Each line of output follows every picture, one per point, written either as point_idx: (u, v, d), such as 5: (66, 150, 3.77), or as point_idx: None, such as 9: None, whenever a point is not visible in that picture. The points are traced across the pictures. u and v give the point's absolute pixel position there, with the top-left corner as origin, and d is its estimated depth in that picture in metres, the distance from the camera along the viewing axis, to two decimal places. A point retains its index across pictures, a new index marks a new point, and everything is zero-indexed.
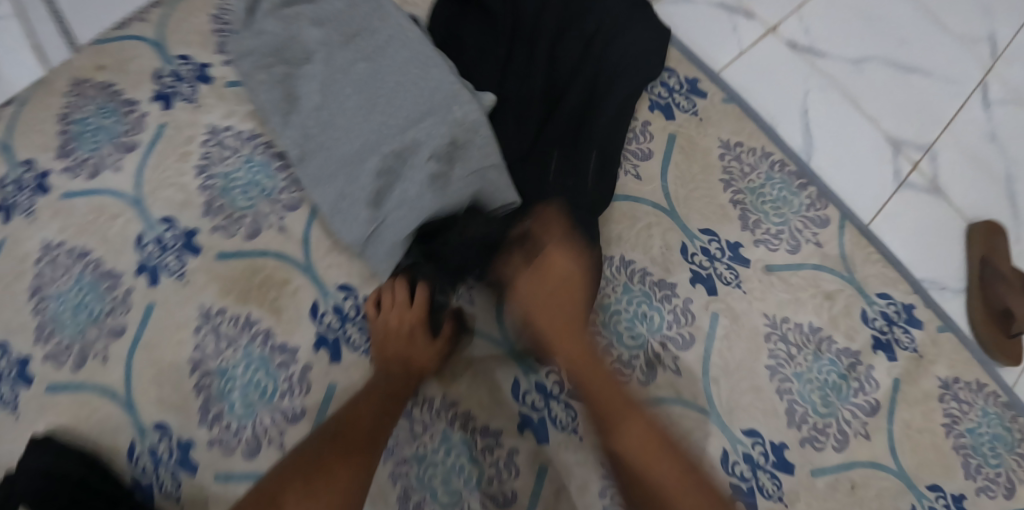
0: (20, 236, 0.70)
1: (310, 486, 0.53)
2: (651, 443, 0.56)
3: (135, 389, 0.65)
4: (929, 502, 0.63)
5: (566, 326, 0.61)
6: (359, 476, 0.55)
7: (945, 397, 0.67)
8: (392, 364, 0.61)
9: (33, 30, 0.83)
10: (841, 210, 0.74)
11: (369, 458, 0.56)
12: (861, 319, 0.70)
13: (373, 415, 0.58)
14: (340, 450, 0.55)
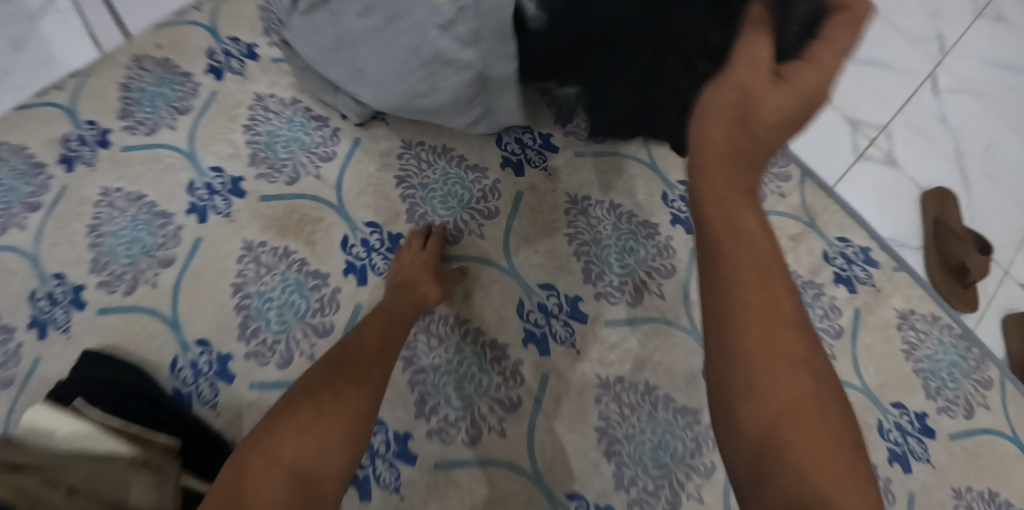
0: (82, 183, 0.79)
1: (315, 401, 0.58)
2: (777, 353, 0.48)
3: (180, 310, 0.72)
4: (894, 417, 0.71)
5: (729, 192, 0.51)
6: (363, 397, 0.59)
7: (903, 326, 0.74)
8: (405, 298, 0.67)
9: (88, 21, 0.94)
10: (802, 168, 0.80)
11: (373, 379, 0.61)
12: (823, 257, 0.76)
13: (379, 342, 0.63)
14: (347, 372, 0.60)
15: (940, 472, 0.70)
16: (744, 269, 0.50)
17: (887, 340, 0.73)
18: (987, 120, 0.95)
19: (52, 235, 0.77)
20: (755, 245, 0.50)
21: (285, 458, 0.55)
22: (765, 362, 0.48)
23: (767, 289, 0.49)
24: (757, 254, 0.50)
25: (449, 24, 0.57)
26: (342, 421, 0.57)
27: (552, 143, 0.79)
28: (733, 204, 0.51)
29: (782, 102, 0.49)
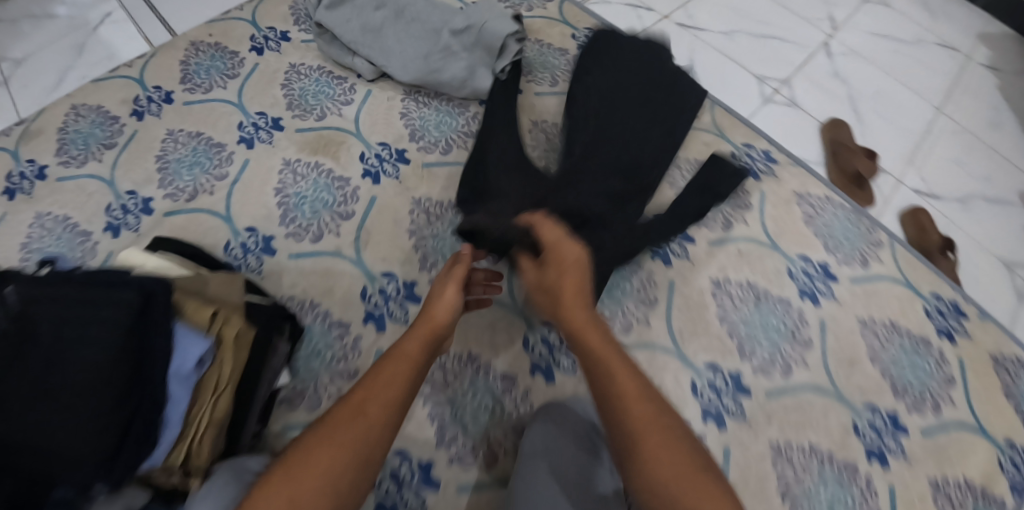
0: (151, 128, 1.00)
1: (295, 453, 0.55)
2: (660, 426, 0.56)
3: (232, 209, 0.91)
4: (799, 264, 0.89)
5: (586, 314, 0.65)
6: (359, 447, 0.57)
7: (802, 201, 0.94)
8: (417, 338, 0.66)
9: (143, 30, 1.23)
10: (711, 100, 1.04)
11: (367, 416, 0.59)
12: (732, 158, 0.97)
13: (386, 388, 0.61)
14: (342, 419, 0.58)
15: (845, 306, 0.87)
16: (619, 383, 0.59)
17: (790, 211, 0.93)
18: (875, 75, 1.17)
19: (126, 165, 0.97)
20: (606, 353, 0.62)
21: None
22: (659, 451, 0.55)
23: (631, 388, 0.59)
24: (614, 357, 0.61)
25: (457, 23, 0.99)
26: (326, 476, 0.54)
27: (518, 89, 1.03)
28: (595, 335, 0.63)
29: (569, 268, 0.68)
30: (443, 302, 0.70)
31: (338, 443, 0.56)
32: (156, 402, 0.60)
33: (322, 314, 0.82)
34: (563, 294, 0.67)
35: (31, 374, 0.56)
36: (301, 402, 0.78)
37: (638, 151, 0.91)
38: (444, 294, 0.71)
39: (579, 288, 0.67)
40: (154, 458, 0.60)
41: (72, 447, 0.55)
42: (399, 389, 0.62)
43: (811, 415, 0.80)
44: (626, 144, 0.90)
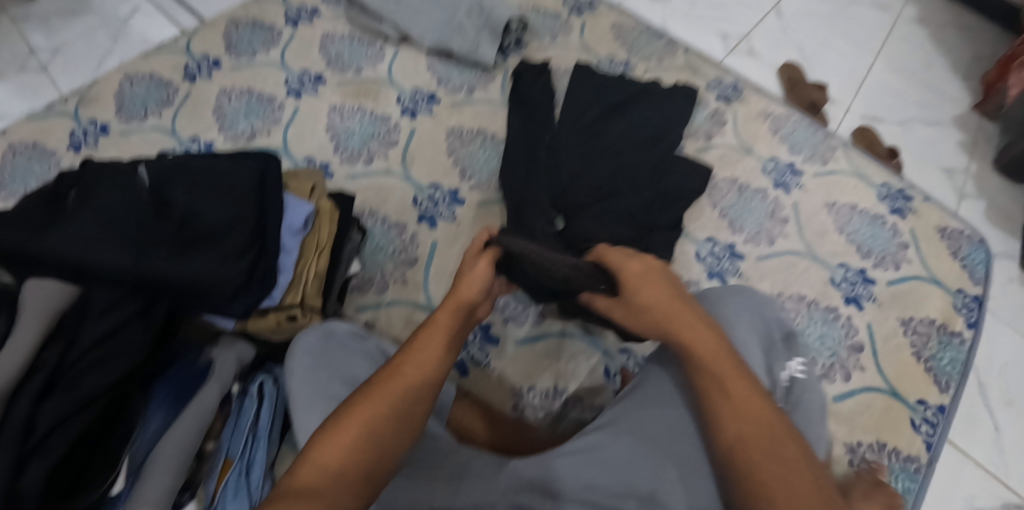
0: (204, 87, 1.12)
1: (342, 407, 0.59)
2: (751, 424, 0.60)
3: (290, 144, 1.06)
4: (771, 162, 1.07)
5: (666, 311, 0.68)
6: (394, 408, 0.60)
7: (767, 115, 1.12)
8: (444, 313, 0.67)
9: (174, 18, 1.35)
10: (684, 46, 1.21)
11: (404, 382, 0.61)
12: (707, 88, 1.15)
13: (423, 353, 0.64)
14: (387, 389, 0.60)
15: (811, 193, 1.04)
16: (723, 371, 0.63)
17: (759, 125, 1.11)
18: (823, 31, 1.38)
19: (186, 118, 1.09)
20: (700, 345, 0.65)
21: (326, 466, 0.55)
22: (749, 437, 0.60)
23: (729, 376, 0.63)
24: (712, 354, 0.64)
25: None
26: (366, 429, 0.58)
27: (523, 43, 1.20)
28: (689, 329, 0.66)
29: (637, 280, 0.71)
30: (467, 286, 0.69)
31: (384, 410, 0.59)
32: (272, 251, 0.82)
33: (381, 219, 1.02)
34: (654, 309, 0.69)
35: (176, 220, 0.77)
36: (369, 287, 0.98)
37: (639, 160, 1.01)
38: (484, 273, 0.70)
39: (657, 300, 0.69)
40: (273, 296, 0.83)
41: (214, 270, 0.76)
42: (435, 357, 0.64)
43: (795, 273, 0.97)
44: (639, 160, 1.01)
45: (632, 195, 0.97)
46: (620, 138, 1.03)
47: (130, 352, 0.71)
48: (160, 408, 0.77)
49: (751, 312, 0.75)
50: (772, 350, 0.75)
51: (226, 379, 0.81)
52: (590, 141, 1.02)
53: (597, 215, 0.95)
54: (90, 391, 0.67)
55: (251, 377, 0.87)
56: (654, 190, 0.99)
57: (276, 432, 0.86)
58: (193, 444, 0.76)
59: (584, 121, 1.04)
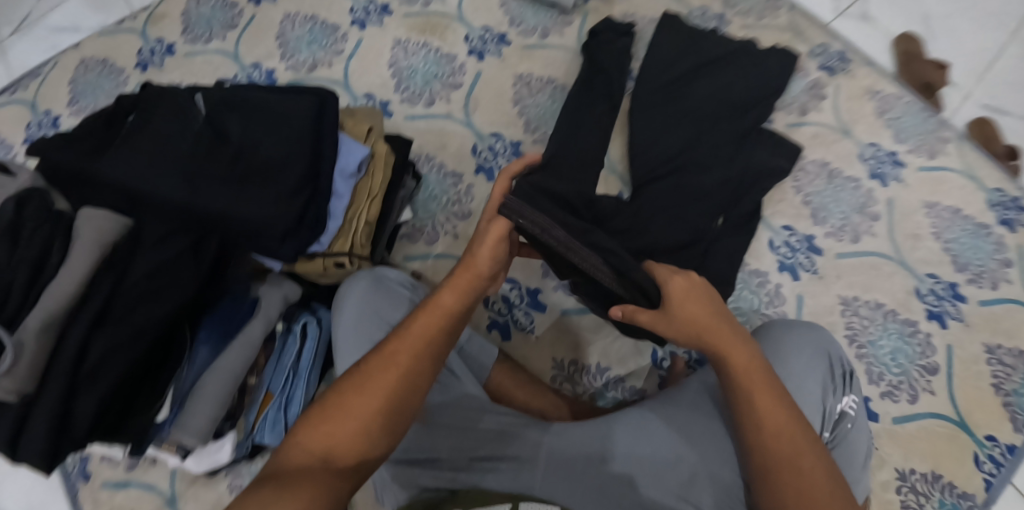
0: (267, 9, 1.07)
1: (335, 392, 0.61)
2: (784, 433, 0.62)
3: (351, 78, 1.02)
4: (870, 150, 0.96)
5: (709, 326, 0.66)
6: (387, 397, 0.60)
7: (876, 93, 0.99)
8: (447, 296, 0.65)
9: None
10: (790, 3, 1.07)
11: (398, 370, 0.61)
12: (809, 55, 1.02)
13: (416, 339, 0.63)
14: (374, 375, 0.60)
15: (911, 189, 0.93)
16: (751, 384, 0.64)
17: (862, 104, 0.98)
18: None
19: (249, 42, 1.05)
20: (737, 358, 0.65)
21: (313, 449, 0.57)
22: (773, 447, 0.62)
23: (758, 388, 0.64)
24: (750, 366, 0.65)
25: None
26: (358, 417, 0.59)
27: None
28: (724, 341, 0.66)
29: (684, 297, 0.68)
30: (473, 270, 0.66)
31: (369, 397, 0.60)
32: (324, 194, 0.79)
33: (438, 165, 0.98)
34: (698, 324, 0.66)
35: (227, 158, 0.75)
36: (420, 237, 0.96)
37: (717, 139, 0.92)
38: (490, 256, 0.66)
39: (699, 314, 0.67)
40: (322, 242, 0.81)
41: (264, 212, 0.73)
42: (426, 343, 0.63)
43: (875, 277, 0.90)
44: (718, 139, 0.92)
45: (704, 178, 0.90)
46: (701, 110, 0.94)
47: (181, 287, 0.69)
48: (207, 342, 0.77)
49: (816, 350, 0.75)
50: (835, 388, 0.74)
51: (271, 318, 0.82)
52: (666, 116, 0.96)
53: (661, 192, 0.91)
54: (140, 325, 0.66)
55: (296, 316, 0.86)
56: (730, 173, 0.90)
57: (316, 370, 0.87)
58: (237, 379, 0.78)
59: (664, 91, 0.97)
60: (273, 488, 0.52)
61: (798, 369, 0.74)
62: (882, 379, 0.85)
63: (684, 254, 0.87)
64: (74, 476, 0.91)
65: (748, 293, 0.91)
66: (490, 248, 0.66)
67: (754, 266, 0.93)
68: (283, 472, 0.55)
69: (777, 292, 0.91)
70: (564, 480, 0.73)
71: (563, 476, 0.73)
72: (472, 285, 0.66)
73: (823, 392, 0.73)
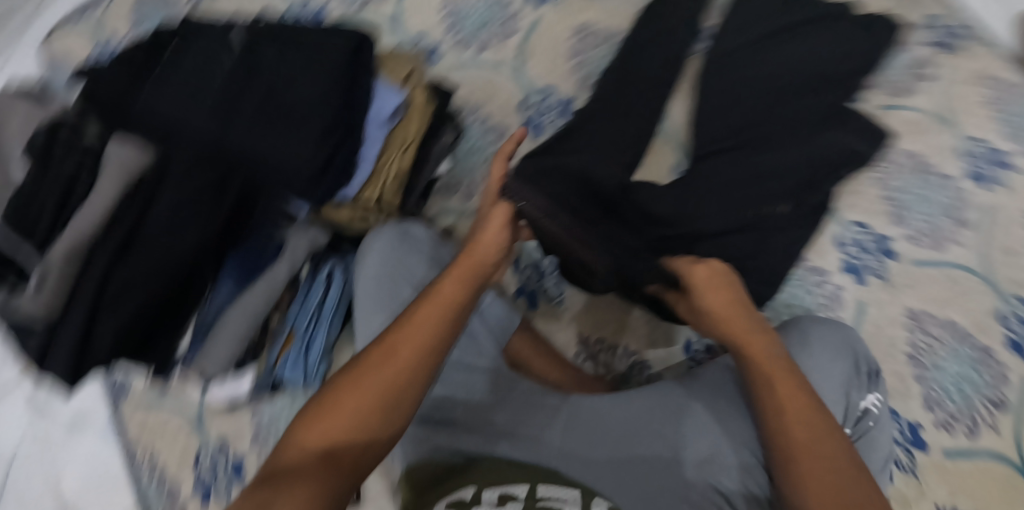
0: None
1: (333, 387, 0.57)
2: (794, 407, 0.58)
3: (402, 17, 0.97)
4: (970, 146, 0.83)
5: (723, 310, 0.69)
6: (387, 389, 0.56)
7: (993, 77, 0.84)
8: (449, 283, 0.63)
9: None
10: None
11: (398, 361, 0.57)
12: (921, 25, 0.87)
13: (418, 327, 0.59)
14: (371, 364, 0.57)
15: (1012, 195, 0.81)
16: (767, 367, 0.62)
17: (973, 91, 0.84)
18: None
19: None
20: (747, 338, 0.66)
21: (309, 446, 0.53)
22: (797, 427, 0.58)
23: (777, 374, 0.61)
24: (761, 347, 0.64)
25: None
26: (356, 411, 0.55)
27: None
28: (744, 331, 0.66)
29: (710, 290, 0.71)
30: (473, 258, 0.66)
31: (368, 388, 0.56)
32: (357, 135, 0.77)
33: (483, 117, 0.93)
34: (716, 315, 0.69)
35: (262, 93, 0.73)
36: (457, 191, 0.93)
37: (787, 119, 0.83)
38: (491, 244, 0.67)
39: (718, 303, 0.70)
40: (350, 187, 0.80)
41: (295, 149, 0.72)
42: (429, 332, 0.59)
43: (954, 291, 0.79)
44: (789, 116, 0.83)
45: (767, 160, 0.81)
46: (774, 86, 0.85)
47: (202, 224, 0.69)
48: (230, 277, 0.78)
49: (842, 346, 0.75)
50: (860, 383, 0.74)
51: (297, 262, 0.81)
52: (736, 86, 0.87)
53: (721, 168, 0.83)
54: (160, 258, 0.67)
55: (323, 261, 0.86)
56: (799, 157, 0.81)
57: (339, 317, 0.87)
58: (258, 320, 0.79)
59: (738, 63, 0.87)
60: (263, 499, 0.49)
61: (821, 359, 0.73)
62: (939, 408, 0.77)
63: (730, 238, 0.80)
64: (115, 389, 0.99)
65: (801, 291, 0.84)
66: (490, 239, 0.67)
67: (814, 262, 0.84)
68: (283, 472, 0.52)
69: (836, 295, 0.83)
70: (580, 444, 0.71)
71: (581, 438, 0.71)
72: (478, 270, 0.65)
73: (845, 386, 0.72)
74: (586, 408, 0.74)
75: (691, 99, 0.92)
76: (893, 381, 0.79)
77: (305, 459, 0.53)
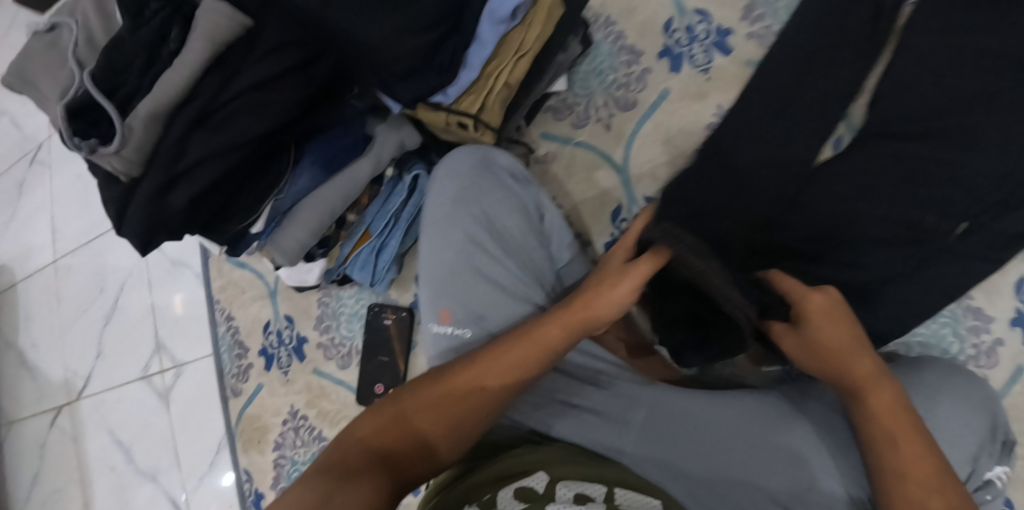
0: None
1: (412, 394, 0.59)
2: (931, 473, 0.50)
3: None
4: None
5: (833, 351, 0.58)
6: (460, 415, 0.59)
7: None
8: (554, 325, 0.61)
9: None
10: None
11: (478, 393, 0.59)
12: None
13: (507, 363, 0.60)
14: (455, 390, 0.59)
15: None
16: (880, 408, 0.53)
17: None
18: None
19: None
20: (864, 381, 0.55)
21: (370, 445, 0.56)
22: (914, 484, 0.50)
23: (891, 423, 0.52)
24: (883, 390, 0.54)
25: None
26: (426, 427, 0.58)
27: None
28: (857, 364, 0.57)
29: (820, 317, 0.60)
30: (591, 310, 0.61)
31: (444, 410, 0.58)
32: (464, 38, 0.67)
33: (616, 34, 0.85)
34: (828, 355, 0.58)
35: None
36: (568, 114, 0.86)
37: (1002, 116, 0.64)
38: (611, 306, 0.62)
39: (833, 339, 0.59)
40: (448, 93, 0.69)
41: (392, 42, 0.61)
42: (518, 374, 0.60)
43: None
44: (1007, 111, 0.64)
45: (952, 169, 0.65)
46: (1004, 67, 0.64)
47: (287, 105, 0.63)
48: (311, 167, 0.71)
49: (980, 403, 0.65)
50: (989, 450, 0.64)
51: (382, 160, 0.75)
52: (941, 57, 0.67)
53: (891, 156, 0.68)
54: (238, 133, 0.61)
55: (407, 164, 0.79)
56: (998, 166, 0.64)
57: (415, 224, 0.83)
58: (333, 215, 0.74)
59: (955, 27, 0.66)
60: (329, 486, 0.50)
61: (954, 420, 0.64)
62: None
63: (883, 248, 0.67)
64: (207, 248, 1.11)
65: (950, 337, 0.75)
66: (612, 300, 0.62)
67: (979, 305, 0.74)
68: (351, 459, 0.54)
69: (991, 350, 0.74)
70: (660, 448, 0.64)
71: (659, 441, 0.65)
72: (589, 320, 0.62)
73: (979, 447, 0.63)
74: (670, 407, 0.67)
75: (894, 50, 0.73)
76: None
77: (361, 454, 0.55)
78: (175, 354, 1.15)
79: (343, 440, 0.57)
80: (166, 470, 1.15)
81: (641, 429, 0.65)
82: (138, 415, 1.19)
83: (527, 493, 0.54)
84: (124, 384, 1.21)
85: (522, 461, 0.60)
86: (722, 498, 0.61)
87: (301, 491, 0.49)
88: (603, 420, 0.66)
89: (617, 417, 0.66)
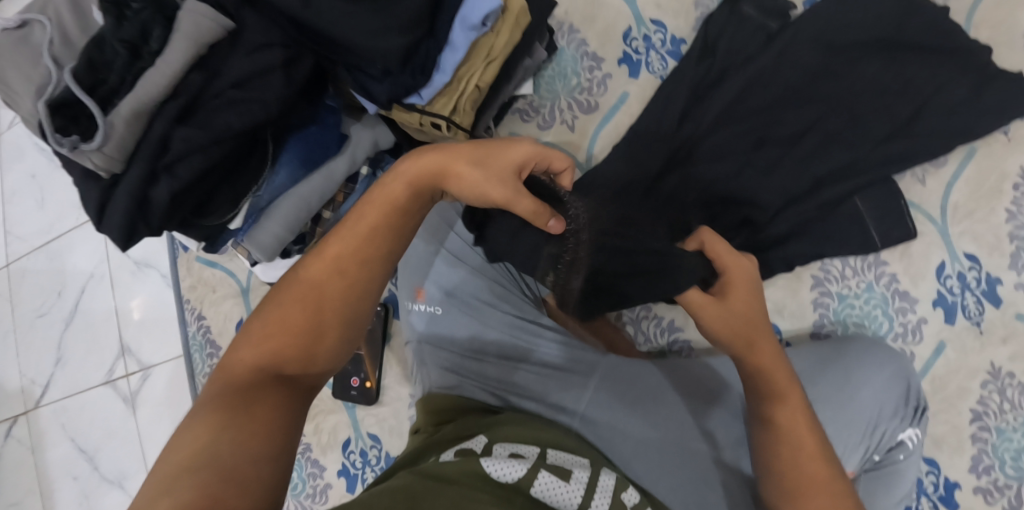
0: None
1: (280, 299, 0.55)
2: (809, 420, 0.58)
3: None
4: None
5: (751, 318, 0.62)
6: (339, 301, 0.55)
7: None
8: (401, 183, 0.58)
9: None
10: None
11: (350, 279, 0.55)
12: None
13: (362, 231, 0.56)
14: (320, 277, 0.55)
15: None
16: (778, 382, 0.60)
17: None
18: None
19: None
20: (764, 346, 0.61)
21: (252, 364, 0.52)
22: (807, 457, 0.57)
23: (784, 381, 0.60)
24: (777, 359, 0.61)
25: None
26: (304, 326, 0.54)
27: None
28: (762, 337, 0.61)
29: (740, 287, 0.63)
30: (454, 181, 0.58)
31: (320, 299, 0.55)
32: (438, 42, 0.70)
33: (580, 41, 0.90)
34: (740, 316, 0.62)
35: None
36: (533, 116, 0.92)
37: (812, 146, 0.72)
38: (470, 196, 0.58)
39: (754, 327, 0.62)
40: (422, 95, 0.73)
41: (375, 45, 0.65)
42: (376, 240, 0.56)
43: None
44: (815, 143, 0.72)
45: (755, 193, 0.73)
46: (824, 128, 0.72)
47: (267, 102, 0.63)
48: (288, 165, 0.74)
49: (896, 374, 0.72)
50: (901, 416, 0.72)
51: (357, 158, 0.79)
52: (813, 69, 0.73)
53: (745, 174, 0.73)
54: (219, 130, 0.62)
55: (381, 163, 0.85)
56: (896, 153, 0.71)
57: None
58: (310, 210, 0.76)
59: (817, 56, 0.72)
60: (214, 428, 0.46)
61: (864, 393, 0.71)
62: (986, 474, 0.76)
63: (795, 243, 0.75)
64: (177, 245, 1.11)
65: (881, 315, 0.81)
66: (474, 196, 0.58)
67: (905, 288, 0.80)
68: (230, 390, 0.49)
69: (916, 327, 0.80)
70: (609, 408, 0.67)
71: (611, 399, 0.68)
72: (452, 177, 0.58)
73: (893, 414, 0.71)
74: (622, 371, 0.71)
75: (775, 78, 0.74)
76: (944, 433, 0.78)
77: (246, 379, 0.50)
78: (142, 355, 1.15)
79: (218, 378, 0.51)
80: (136, 473, 1.14)
81: (597, 386, 0.69)
82: (103, 419, 1.18)
83: (466, 450, 0.54)
84: (86, 388, 1.19)
85: (472, 427, 0.61)
86: (660, 455, 0.64)
87: (185, 438, 0.45)
88: (559, 377, 0.71)
89: (574, 379, 0.70)
